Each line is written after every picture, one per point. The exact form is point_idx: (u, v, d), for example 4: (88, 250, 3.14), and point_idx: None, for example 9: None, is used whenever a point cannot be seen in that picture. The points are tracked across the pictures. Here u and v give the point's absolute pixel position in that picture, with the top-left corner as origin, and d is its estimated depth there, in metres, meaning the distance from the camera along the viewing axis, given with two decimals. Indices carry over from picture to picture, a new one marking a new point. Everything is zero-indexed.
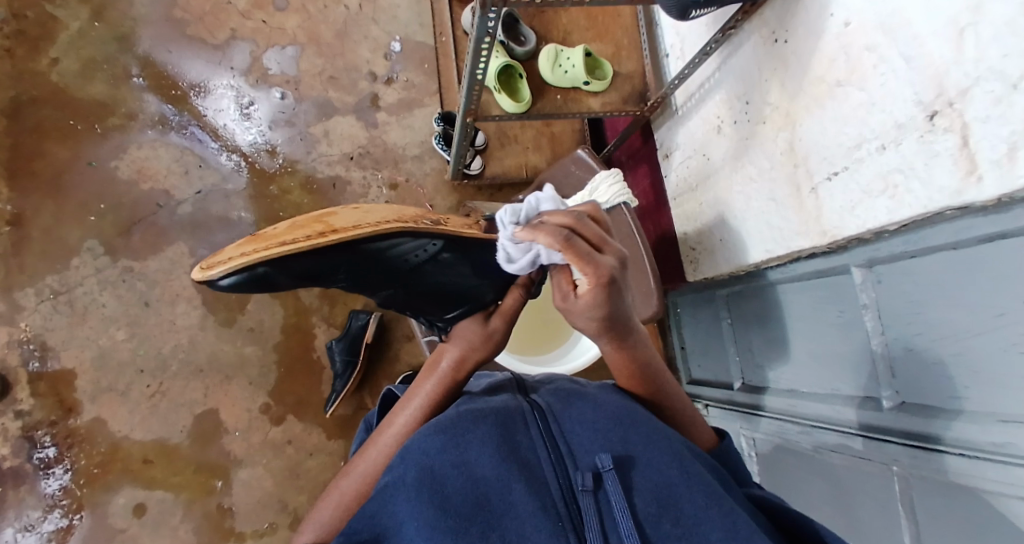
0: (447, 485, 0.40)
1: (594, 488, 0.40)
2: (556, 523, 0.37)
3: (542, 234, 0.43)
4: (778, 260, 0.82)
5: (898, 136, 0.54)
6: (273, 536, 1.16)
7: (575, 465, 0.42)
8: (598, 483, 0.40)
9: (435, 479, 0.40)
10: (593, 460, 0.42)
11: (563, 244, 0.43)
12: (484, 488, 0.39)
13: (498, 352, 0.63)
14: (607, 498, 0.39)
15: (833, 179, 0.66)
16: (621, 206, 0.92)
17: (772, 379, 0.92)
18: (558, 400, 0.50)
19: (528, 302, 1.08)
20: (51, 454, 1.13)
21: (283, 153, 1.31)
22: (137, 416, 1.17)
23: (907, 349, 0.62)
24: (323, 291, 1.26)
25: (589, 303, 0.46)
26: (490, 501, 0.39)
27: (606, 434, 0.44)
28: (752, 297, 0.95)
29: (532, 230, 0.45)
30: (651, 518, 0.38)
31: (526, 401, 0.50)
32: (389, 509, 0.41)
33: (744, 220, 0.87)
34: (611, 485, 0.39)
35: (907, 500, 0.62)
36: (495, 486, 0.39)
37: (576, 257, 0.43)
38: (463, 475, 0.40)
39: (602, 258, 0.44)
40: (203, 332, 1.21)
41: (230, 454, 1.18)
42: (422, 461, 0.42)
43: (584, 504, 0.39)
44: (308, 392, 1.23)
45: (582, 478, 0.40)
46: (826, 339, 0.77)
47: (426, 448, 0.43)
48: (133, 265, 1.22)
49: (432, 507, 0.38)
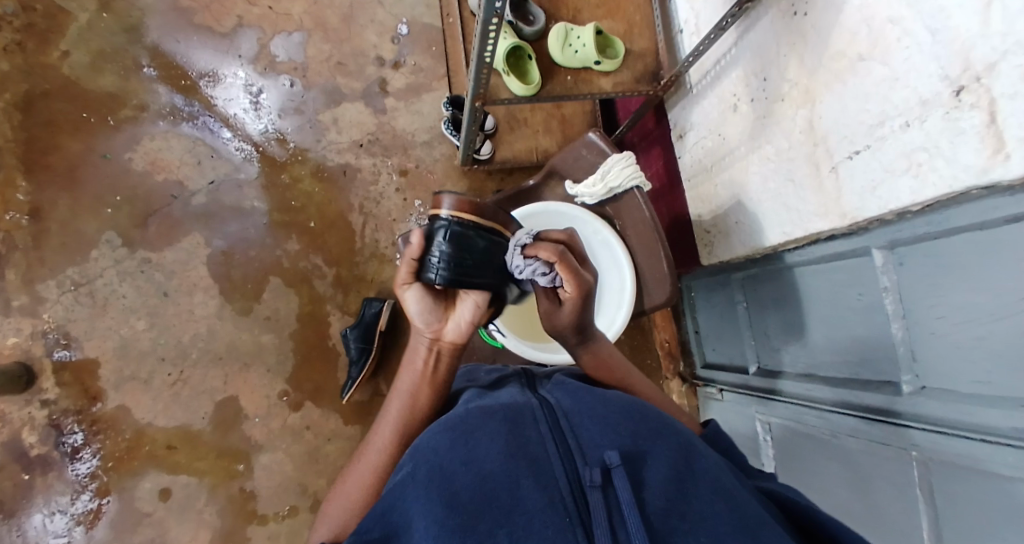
0: (455, 482, 0.39)
1: (603, 483, 0.39)
2: (564, 518, 0.37)
3: (545, 249, 0.54)
4: (796, 243, 0.80)
5: (923, 113, 0.52)
6: (295, 518, 1.19)
7: (584, 460, 0.41)
8: (607, 479, 0.39)
9: (443, 476, 0.40)
10: (602, 455, 0.41)
11: (559, 259, 0.54)
12: (491, 485, 0.39)
13: (437, 326, 0.59)
14: (616, 495, 0.38)
15: (854, 158, 0.63)
16: (633, 190, 0.89)
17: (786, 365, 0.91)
18: (566, 395, 0.49)
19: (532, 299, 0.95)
20: (78, 440, 1.17)
21: (293, 141, 1.31)
22: (160, 403, 1.20)
23: (930, 333, 0.61)
24: (337, 279, 1.27)
25: (570, 309, 0.57)
26: (497, 497, 0.38)
27: (615, 428, 0.44)
28: (768, 279, 0.91)
29: (532, 249, 0.55)
30: (660, 513, 0.38)
31: (535, 398, 0.49)
32: (399, 509, 0.40)
33: (760, 202, 0.85)
34: (619, 481, 0.39)
35: (928, 490, 0.61)
36: (502, 483, 0.39)
37: (568, 270, 0.55)
38: (471, 471, 0.40)
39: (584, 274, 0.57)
40: (221, 321, 1.24)
41: (252, 439, 1.21)
42: (432, 459, 0.42)
43: (593, 499, 0.38)
44: (325, 378, 1.24)
45: (591, 473, 0.39)
46: (846, 320, 0.75)
47: (434, 446, 0.42)
48: (150, 256, 1.24)
49: (438, 504, 0.38)
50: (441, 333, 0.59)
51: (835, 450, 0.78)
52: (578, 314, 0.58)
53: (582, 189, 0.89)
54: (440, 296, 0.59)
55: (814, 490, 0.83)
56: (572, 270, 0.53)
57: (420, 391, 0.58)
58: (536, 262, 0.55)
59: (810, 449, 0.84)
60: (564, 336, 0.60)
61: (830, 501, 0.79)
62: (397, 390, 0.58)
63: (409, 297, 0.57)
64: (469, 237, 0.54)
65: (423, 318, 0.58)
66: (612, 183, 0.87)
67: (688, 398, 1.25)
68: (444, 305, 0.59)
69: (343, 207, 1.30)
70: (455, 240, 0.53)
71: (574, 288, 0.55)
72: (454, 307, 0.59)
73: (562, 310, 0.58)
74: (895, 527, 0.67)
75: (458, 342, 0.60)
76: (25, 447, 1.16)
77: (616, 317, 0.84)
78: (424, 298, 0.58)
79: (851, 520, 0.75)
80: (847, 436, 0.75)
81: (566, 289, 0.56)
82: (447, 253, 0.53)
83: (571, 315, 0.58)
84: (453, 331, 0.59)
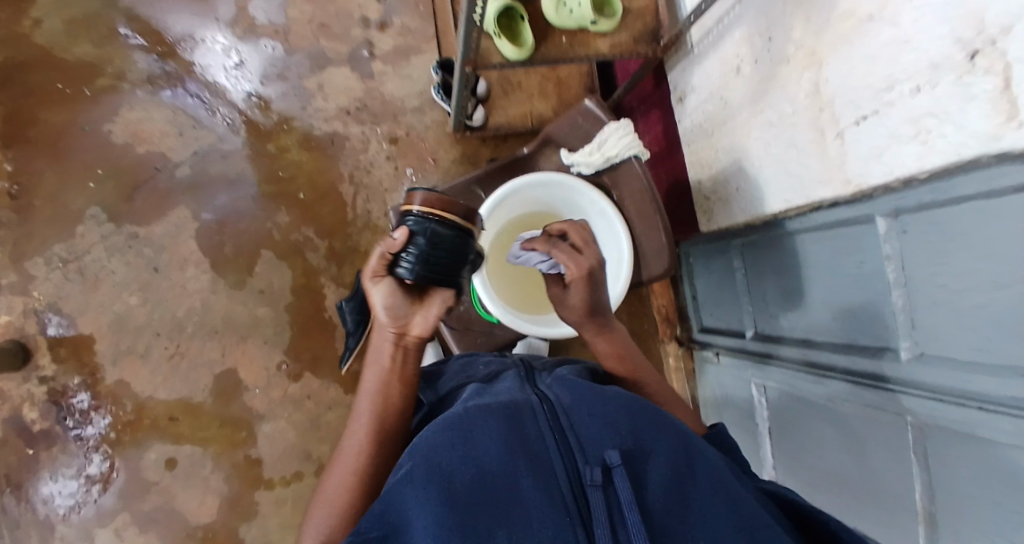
0: (454, 481, 0.39)
1: (604, 482, 0.39)
2: (564, 518, 0.37)
3: (540, 243, 0.68)
4: (798, 210, 0.78)
5: (934, 77, 0.50)
6: (299, 483, 1.21)
7: (584, 458, 0.41)
8: (607, 478, 0.39)
9: (442, 473, 0.39)
10: (602, 453, 0.40)
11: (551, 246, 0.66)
12: (491, 483, 0.39)
13: (402, 320, 0.60)
14: (617, 493, 0.38)
15: (860, 124, 0.61)
16: (632, 159, 0.86)
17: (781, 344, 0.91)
18: (565, 389, 0.48)
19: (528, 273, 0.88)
20: (84, 403, 1.18)
21: (278, 109, 1.26)
22: (159, 377, 1.20)
23: (931, 302, 0.60)
24: (331, 251, 1.25)
25: (575, 291, 0.63)
26: (496, 495, 0.38)
27: (616, 426, 0.43)
28: (767, 246, 0.90)
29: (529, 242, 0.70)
30: (661, 512, 0.38)
31: (535, 393, 0.48)
32: (397, 507, 0.40)
33: (762, 169, 0.83)
34: (620, 481, 0.38)
35: (923, 458, 0.63)
36: (502, 481, 0.39)
37: (562, 254, 0.63)
38: (471, 470, 0.40)
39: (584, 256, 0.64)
40: (215, 295, 1.22)
41: (253, 409, 1.21)
42: (429, 456, 0.41)
43: (593, 498, 0.38)
44: (323, 349, 1.24)
45: (591, 472, 0.39)
46: (845, 289, 0.75)
47: (434, 443, 0.42)
48: (138, 231, 1.21)
49: (438, 502, 0.38)
50: (408, 326, 0.60)
51: (833, 422, 0.79)
52: (585, 296, 0.63)
53: (578, 158, 0.87)
54: (410, 292, 0.59)
55: (816, 465, 0.84)
56: (560, 252, 0.62)
57: (389, 383, 0.59)
58: (534, 251, 0.69)
59: (809, 426, 0.85)
60: (576, 320, 0.66)
61: (827, 470, 0.81)
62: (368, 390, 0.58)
63: (377, 291, 0.59)
64: (438, 235, 0.55)
65: (389, 312, 0.59)
66: (609, 153, 0.84)
67: (686, 361, 1.27)
68: (412, 299, 0.60)
69: (333, 177, 1.26)
70: (424, 234, 0.55)
71: (571, 270, 0.63)
72: (421, 302, 0.60)
73: (569, 293, 0.64)
74: (889, 494, 0.69)
75: (424, 334, 0.61)
76: (26, 422, 1.17)
77: (618, 278, 0.80)
78: (393, 296, 0.59)
79: (847, 489, 0.77)
80: (842, 402, 0.76)
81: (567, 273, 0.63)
82: (421, 249, 0.55)
83: (578, 296, 0.64)
84: (418, 325, 0.60)
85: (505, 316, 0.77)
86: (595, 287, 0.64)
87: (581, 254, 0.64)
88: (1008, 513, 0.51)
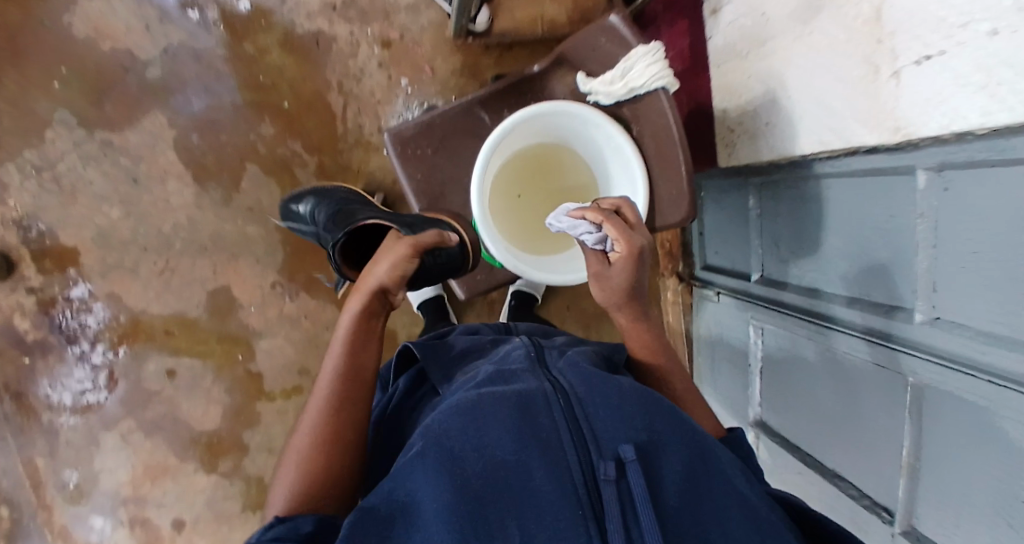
0: (467, 467, 0.42)
1: (617, 477, 0.41)
2: (577, 511, 0.39)
3: (591, 211, 0.60)
4: (831, 153, 0.72)
5: (1018, 20, 0.41)
6: (300, 396, 1.25)
7: (599, 452, 0.43)
8: (620, 471, 0.42)
9: (455, 460, 0.42)
10: (616, 448, 0.43)
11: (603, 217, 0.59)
12: (505, 472, 0.42)
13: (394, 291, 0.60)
14: (629, 487, 0.40)
15: (922, 64, 0.53)
16: (659, 90, 0.77)
17: (782, 295, 0.89)
18: (579, 378, 0.50)
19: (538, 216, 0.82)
20: (81, 302, 1.16)
21: (254, 2, 1.11)
22: (151, 291, 1.18)
23: (958, 267, 0.57)
24: (321, 168, 1.18)
25: (620, 270, 0.60)
26: (510, 484, 0.41)
27: (631, 421, 0.45)
28: (789, 188, 0.84)
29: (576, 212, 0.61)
30: (674, 510, 0.41)
31: (549, 378, 0.50)
32: (405, 486, 0.42)
33: (798, 103, 0.75)
34: (633, 475, 0.41)
35: (916, 414, 0.65)
36: (515, 470, 0.42)
37: (615, 228, 0.58)
38: (485, 459, 0.42)
39: (634, 235, 0.59)
40: (201, 210, 1.17)
41: (249, 327, 1.21)
42: (442, 439, 0.43)
43: (606, 494, 0.40)
44: (318, 271, 1.22)
45: (605, 467, 0.41)
46: (868, 240, 0.71)
47: (448, 428, 0.44)
48: (112, 138, 1.12)
49: (453, 488, 0.41)
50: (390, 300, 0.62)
51: (827, 377, 0.81)
52: (628, 277, 0.60)
53: (597, 86, 0.78)
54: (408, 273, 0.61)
55: (802, 414, 0.88)
56: (616, 225, 0.57)
57: (360, 349, 0.59)
58: (580, 221, 0.60)
59: (801, 379, 0.88)
60: (611, 302, 0.63)
61: (812, 420, 0.86)
62: (335, 353, 0.58)
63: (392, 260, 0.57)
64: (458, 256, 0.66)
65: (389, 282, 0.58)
66: (634, 83, 0.75)
67: (685, 296, 1.26)
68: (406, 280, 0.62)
69: (319, 85, 1.15)
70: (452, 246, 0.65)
71: (623, 248, 0.58)
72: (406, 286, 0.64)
73: (611, 272, 0.61)
74: (873, 444, 0.73)
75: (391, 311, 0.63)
76: (20, 333, 1.15)
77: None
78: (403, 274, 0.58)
79: (833, 442, 0.81)
80: (845, 351, 0.76)
81: (615, 250, 0.59)
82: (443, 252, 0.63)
83: (620, 277, 0.60)
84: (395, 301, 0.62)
85: (508, 261, 0.71)
86: (639, 271, 0.60)
87: (634, 231, 0.59)
88: (1000, 476, 0.53)
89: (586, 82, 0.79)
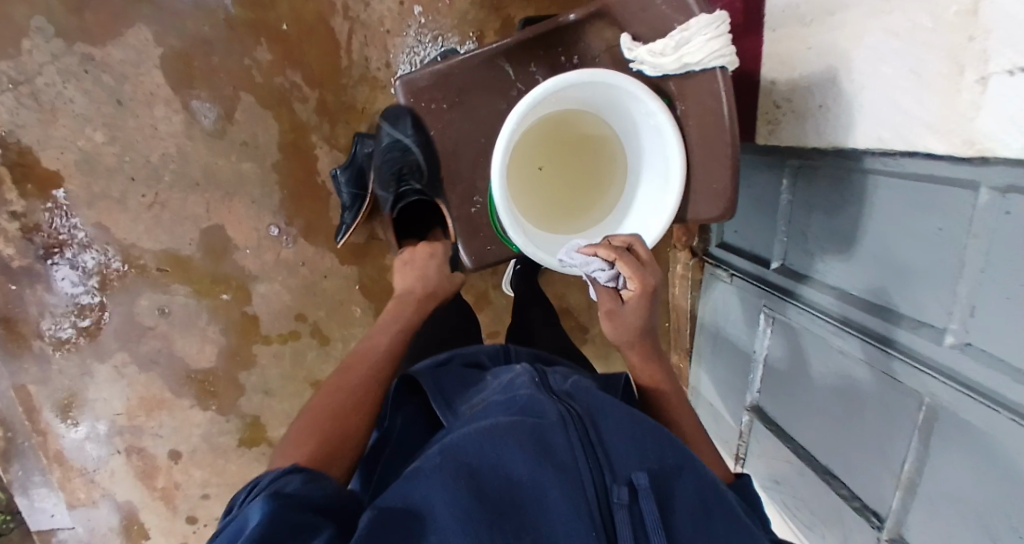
0: (483, 481, 0.40)
1: (630, 502, 0.41)
2: (591, 529, 0.37)
3: (604, 248, 0.60)
4: (888, 152, 0.65)
5: None
6: (296, 341, 1.23)
7: (612, 475, 0.42)
8: (633, 497, 0.41)
9: (471, 473, 0.40)
10: (629, 474, 0.43)
11: (617, 254, 0.59)
12: (520, 490, 0.40)
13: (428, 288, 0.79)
14: (642, 512, 0.40)
15: (1011, 77, 0.45)
16: (714, 70, 0.71)
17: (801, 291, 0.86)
18: (592, 402, 0.49)
19: (553, 192, 0.78)
20: (67, 231, 1.10)
21: None
22: (141, 225, 1.12)
23: (1004, 298, 0.52)
24: (322, 104, 1.10)
25: (634, 306, 0.61)
26: (525, 502, 0.40)
27: (643, 450, 0.45)
28: (831, 179, 0.79)
29: (589, 248, 0.60)
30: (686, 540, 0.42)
31: (562, 399, 0.49)
32: (420, 491, 0.39)
33: (863, 89, 0.67)
34: (646, 503, 0.41)
35: (925, 434, 0.64)
36: (530, 488, 0.40)
37: (628, 266, 0.59)
38: (499, 476, 0.41)
39: (646, 273, 0.60)
40: (191, 142, 1.08)
41: (245, 269, 1.17)
42: (457, 452, 0.42)
43: (619, 516, 0.40)
44: (317, 217, 1.16)
45: (619, 491, 0.41)
46: (909, 250, 0.66)
47: (463, 442, 0.43)
48: (93, 53, 1.02)
49: (468, 497, 0.38)
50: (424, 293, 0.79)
51: (834, 381, 0.80)
52: (640, 312, 0.62)
53: (643, 55, 0.71)
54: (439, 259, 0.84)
55: (803, 414, 0.88)
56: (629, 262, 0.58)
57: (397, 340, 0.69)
58: (594, 258, 0.60)
59: (806, 378, 0.87)
60: (621, 337, 0.63)
61: (814, 423, 0.86)
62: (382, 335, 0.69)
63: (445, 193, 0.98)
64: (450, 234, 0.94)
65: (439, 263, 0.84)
66: (688, 58, 0.69)
67: (696, 272, 1.23)
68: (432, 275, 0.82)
69: (322, 8, 1.05)
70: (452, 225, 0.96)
71: (637, 285, 0.59)
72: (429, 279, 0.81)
73: (625, 308, 0.62)
74: (874, 456, 0.73)
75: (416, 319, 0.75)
76: (4, 259, 1.10)
77: (665, 205, 0.70)
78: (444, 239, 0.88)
79: (833, 446, 0.81)
80: (858, 362, 0.74)
81: (627, 287, 0.60)
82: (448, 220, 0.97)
83: (633, 313, 0.61)
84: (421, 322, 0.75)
85: (527, 249, 0.67)
86: (650, 307, 0.62)
87: (645, 268, 0.60)
88: (999, 507, 0.53)
89: (632, 51, 0.72)
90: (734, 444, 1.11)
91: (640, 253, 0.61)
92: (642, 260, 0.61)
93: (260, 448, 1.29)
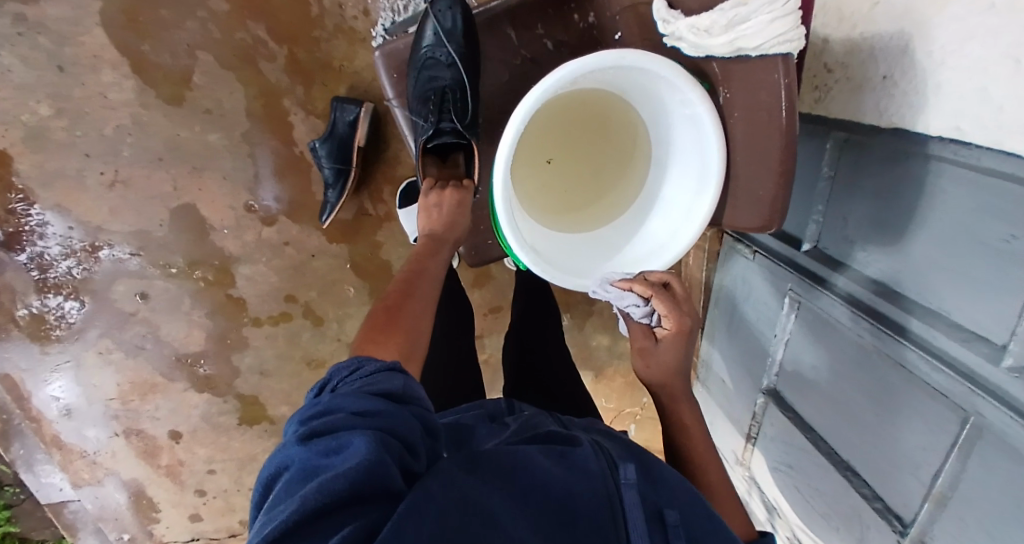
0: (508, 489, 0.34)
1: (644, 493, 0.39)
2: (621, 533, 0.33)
3: (639, 283, 0.60)
4: (958, 142, 0.55)
5: None
6: (289, 323, 1.17)
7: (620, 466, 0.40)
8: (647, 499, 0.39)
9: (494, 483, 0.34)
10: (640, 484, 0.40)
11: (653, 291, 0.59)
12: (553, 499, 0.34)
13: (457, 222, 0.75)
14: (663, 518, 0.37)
15: None
16: (777, 56, 0.60)
17: (835, 279, 0.78)
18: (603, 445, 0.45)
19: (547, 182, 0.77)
20: (25, 215, 1.00)
21: None
22: (105, 206, 1.01)
23: None
24: (292, 62, 0.97)
25: (670, 346, 0.59)
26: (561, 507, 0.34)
27: (662, 486, 0.41)
28: (885, 160, 0.69)
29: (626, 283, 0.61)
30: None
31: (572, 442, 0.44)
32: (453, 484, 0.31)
33: (941, 67, 0.56)
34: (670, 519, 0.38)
35: (965, 453, 0.57)
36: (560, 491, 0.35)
37: (665, 304, 0.58)
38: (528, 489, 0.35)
39: (682, 312, 0.59)
40: (147, 112, 0.96)
41: (225, 250, 1.08)
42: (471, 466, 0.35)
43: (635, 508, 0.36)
44: (300, 192, 1.06)
45: (626, 472, 0.39)
46: (964, 251, 0.57)
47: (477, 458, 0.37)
48: (25, 11, 0.88)
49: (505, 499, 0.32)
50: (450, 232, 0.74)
51: (862, 380, 0.74)
52: (675, 354, 0.59)
53: (682, 29, 0.64)
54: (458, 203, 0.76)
55: (826, 402, 0.83)
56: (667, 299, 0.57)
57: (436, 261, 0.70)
58: (630, 291, 0.61)
59: (829, 369, 0.81)
60: (653, 383, 0.60)
61: (841, 412, 0.80)
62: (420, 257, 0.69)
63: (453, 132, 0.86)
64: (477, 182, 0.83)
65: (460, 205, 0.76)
66: (740, 39, 0.61)
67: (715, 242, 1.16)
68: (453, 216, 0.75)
69: None
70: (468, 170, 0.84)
71: (672, 324, 0.58)
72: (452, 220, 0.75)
73: (659, 348, 0.60)
74: (902, 459, 0.68)
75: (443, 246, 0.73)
76: None
77: (696, 205, 0.63)
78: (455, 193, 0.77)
79: (859, 442, 0.76)
80: (892, 365, 0.68)
81: (663, 327, 0.59)
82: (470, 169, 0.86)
83: (669, 353, 0.59)
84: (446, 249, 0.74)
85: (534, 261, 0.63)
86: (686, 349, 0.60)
87: (682, 307, 0.59)
88: None
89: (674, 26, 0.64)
90: (747, 427, 1.08)
91: (675, 291, 0.61)
92: (678, 300, 0.60)
93: (262, 426, 1.27)
